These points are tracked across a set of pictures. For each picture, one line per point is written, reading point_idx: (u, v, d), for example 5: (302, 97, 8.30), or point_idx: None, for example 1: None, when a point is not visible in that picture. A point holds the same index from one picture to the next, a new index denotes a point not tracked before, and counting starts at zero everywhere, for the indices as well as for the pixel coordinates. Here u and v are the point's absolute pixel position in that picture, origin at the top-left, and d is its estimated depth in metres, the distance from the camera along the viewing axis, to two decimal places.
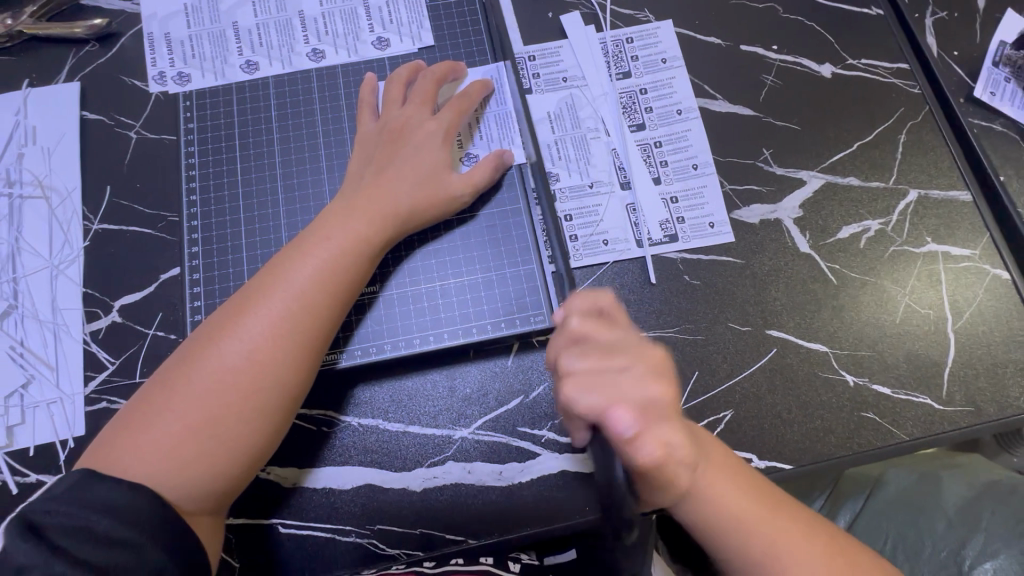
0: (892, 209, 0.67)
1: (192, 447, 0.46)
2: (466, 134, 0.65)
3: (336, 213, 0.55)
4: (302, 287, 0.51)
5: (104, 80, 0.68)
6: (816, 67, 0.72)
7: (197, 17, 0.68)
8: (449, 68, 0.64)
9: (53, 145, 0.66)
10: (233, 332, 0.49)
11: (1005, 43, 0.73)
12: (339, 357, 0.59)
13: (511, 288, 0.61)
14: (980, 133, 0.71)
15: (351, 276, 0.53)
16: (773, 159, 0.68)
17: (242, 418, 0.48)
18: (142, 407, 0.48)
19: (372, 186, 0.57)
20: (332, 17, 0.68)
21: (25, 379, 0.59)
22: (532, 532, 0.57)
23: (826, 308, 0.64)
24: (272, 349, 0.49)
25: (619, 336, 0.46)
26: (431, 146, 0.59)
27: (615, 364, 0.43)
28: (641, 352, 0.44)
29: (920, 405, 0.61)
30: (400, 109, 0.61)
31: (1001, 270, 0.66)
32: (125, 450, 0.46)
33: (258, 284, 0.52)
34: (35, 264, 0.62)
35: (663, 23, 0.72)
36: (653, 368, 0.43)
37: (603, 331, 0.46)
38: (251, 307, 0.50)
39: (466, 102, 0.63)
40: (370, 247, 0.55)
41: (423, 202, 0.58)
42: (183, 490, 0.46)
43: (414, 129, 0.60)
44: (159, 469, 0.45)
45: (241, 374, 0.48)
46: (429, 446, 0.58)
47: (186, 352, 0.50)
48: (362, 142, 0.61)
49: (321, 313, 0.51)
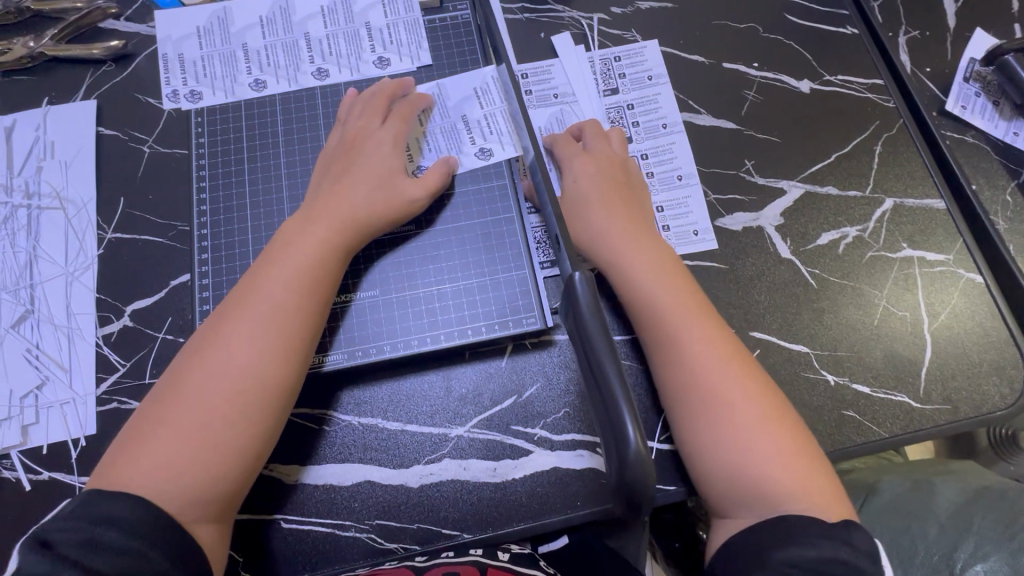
0: (869, 217, 0.70)
1: (187, 455, 0.49)
2: (457, 137, 0.68)
3: (298, 223, 0.58)
4: (270, 292, 0.54)
5: (119, 98, 0.71)
6: (794, 83, 0.75)
7: (209, 38, 0.72)
8: (398, 86, 0.67)
9: (70, 158, 0.69)
10: (213, 346, 0.52)
11: (975, 59, 0.77)
12: (325, 360, 0.62)
13: (504, 292, 0.64)
14: (953, 145, 0.74)
15: (321, 278, 0.56)
16: (755, 170, 0.72)
17: (229, 423, 0.50)
18: (135, 431, 0.50)
19: (328, 196, 0.60)
20: (336, 39, 0.72)
21: (39, 380, 0.62)
22: (526, 527, 0.59)
23: (807, 311, 0.67)
24: (253, 353, 0.52)
25: (604, 146, 0.68)
26: (381, 153, 0.62)
27: (585, 154, 0.67)
28: (609, 158, 0.66)
29: (900, 403, 0.64)
30: (351, 125, 0.65)
31: (975, 274, 0.68)
32: (123, 471, 0.48)
33: (233, 299, 0.54)
34: (51, 271, 0.66)
35: (649, 43, 0.76)
36: (604, 158, 0.66)
37: (591, 138, 0.68)
38: (228, 321, 0.53)
39: (406, 108, 0.66)
40: (335, 252, 0.57)
41: (380, 206, 0.60)
42: (183, 500, 0.48)
43: (365, 139, 0.63)
44: (157, 484, 0.47)
45: (223, 383, 0.51)
46: (425, 444, 0.61)
47: (173, 373, 0.52)
48: (323, 157, 0.64)
49: (293, 313, 0.54)
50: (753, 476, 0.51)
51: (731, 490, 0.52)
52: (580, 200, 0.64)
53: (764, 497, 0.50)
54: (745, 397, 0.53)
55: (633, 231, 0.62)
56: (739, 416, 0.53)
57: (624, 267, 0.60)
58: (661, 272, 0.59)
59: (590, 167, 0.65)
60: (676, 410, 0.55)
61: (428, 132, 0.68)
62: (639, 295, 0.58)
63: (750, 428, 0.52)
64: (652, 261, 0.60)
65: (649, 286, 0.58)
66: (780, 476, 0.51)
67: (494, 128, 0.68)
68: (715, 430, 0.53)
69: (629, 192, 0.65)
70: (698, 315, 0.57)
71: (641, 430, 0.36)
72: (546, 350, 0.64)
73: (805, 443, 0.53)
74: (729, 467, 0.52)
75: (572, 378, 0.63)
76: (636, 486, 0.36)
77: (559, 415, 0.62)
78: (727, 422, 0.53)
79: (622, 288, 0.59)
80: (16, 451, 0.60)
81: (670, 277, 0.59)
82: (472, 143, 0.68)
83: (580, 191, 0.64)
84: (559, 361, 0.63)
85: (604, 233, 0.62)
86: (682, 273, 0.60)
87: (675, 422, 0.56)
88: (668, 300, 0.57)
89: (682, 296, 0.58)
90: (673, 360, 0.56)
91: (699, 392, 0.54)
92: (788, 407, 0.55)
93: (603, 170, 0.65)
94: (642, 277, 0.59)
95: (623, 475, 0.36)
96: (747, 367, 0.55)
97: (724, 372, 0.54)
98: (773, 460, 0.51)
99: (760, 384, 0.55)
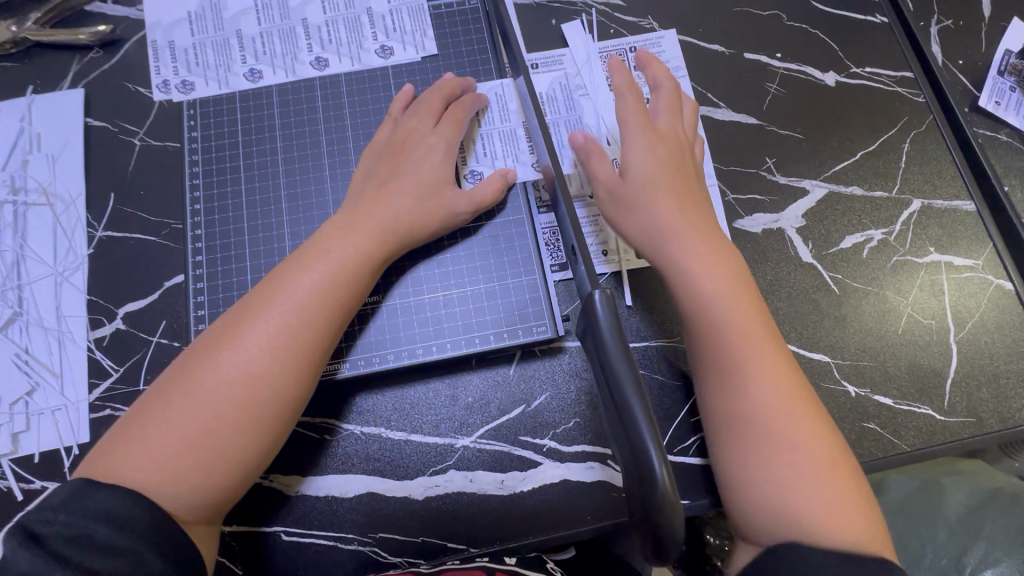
0: (896, 219, 0.67)
1: (192, 457, 0.46)
2: (514, 144, 0.64)
3: (335, 226, 0.55)
4: (299, 300, 0.51)
5: (109, 87, 0.68)
6: (819, 75, 0.71)
7: (200, 24, 0.68)
8: (458, 84, 0.64)
9: (57, 152, 0.66)
10: (231, 345, 0.49)
11: (1010, 51, 0.73)
12: (341, 366, 0.59)
13: (514, 298, 0.62)
14: (984, 142, 0.71)
15: (350, 288, 0.53)
16: (776, 168, 0.68)
17: (239, 430, 0.48)
18: (138, 420, 0.47)
19: (369, 201, 0.57)
20: (335, 25, 0.68)
21: (29, 387, 0.60)
22: (534, 542, 0.57)
23: (829, 319, 0.64)
24: (270, 361, 0.49)
25: (663, 125, 0.61)
26: (431, 160, 0.59)
27: (644, 137, 0.59)
28: (667, 136, 0.60)
29: (922, 415, 0.61)
30: (402, 124, 0.61)
31: (1004, 281, 0.66)
32: (123, 460, 0.46)
33: (257, 294, 0.52)
34: (40, 271, 0.63)
35: (667, 32, 0.71)
36: (661, 143, 0.59)
37: (660, 103, 0.62)
38: (251, 319, 0.50)
39: (460, 109, 0.62)
40: (370, 261, 0.55)
41: (421, 218, 0.57)
42: (182, 501, 0.46)
43: (417, 141, 0.60)
44: (156, 480, 0.45)
45: (237, 387, 0.48)
46: (430, 455, 0.59)
47: (183, 364, 0.50)
48: (368, 155, 0.61)
49: (318, 323, 0.51)
50: (804, 509, 0.46)
51: (767, 526, 0.47)
52: (624, 193, 0.58)
53: (801, 533, 0.45)
54: (794, 407, 0.49)
55: (695, 234, 0.55)
56: (789, 446, 0.47)
57: (680, 257, 0.53)
58: (726, 277, 0.53)
59: (651, 148, 0.58)
60: (720, 430, 0.51)
61: (482, 134, 0.64)
62: (701, 302, 0.52)
63: (800, 458, 0.47)
64: (716, 263, 0.53)
65: (709, 283, 0.52)
66: (821, 510, 0.45)
67: (507, 124, 0.64)
68: (765, 447, 0.48)
69: (691, 183, 0.58)
70: (761, 329, 0.51)
71: (666, 462, 0.33)
72: (557, 358, 0.61)
73: (862, 483, 0.48)
74: (767, 499, 0.47)
75: (583, 388, 0.61)
76: (658, 517, 0.33)
77: (569, 426, 0.60)
78: (784, 441, 0.48)
79: (677, 283, 0.53)
80: (6, 459, 0.57)
81: (733, 276, 0.53)
82: (529, 151, 0.64)
83: (634, 174, 0.58)
84: (569, 369, 0.61)
85: (659, 231, 0.55)
86: (744, 274, 0.54)
87: (721, 437, 0.51)
88: (737, 313, 0.51)
89: (750, 315, 0.52)
90: (735, 382, 0.50)
91: (754, 421, 0.49)
92: (848, 453, 0.49)
93: (664, 141, 0.59)
94: (710, 285, 0.52)
95: (642, 503, 0.33)
96: (807, 397, 0.50)
97: (782, 391, 0.49)
98: (818, 491, 0.46)
99: (827, 417, 0.50)
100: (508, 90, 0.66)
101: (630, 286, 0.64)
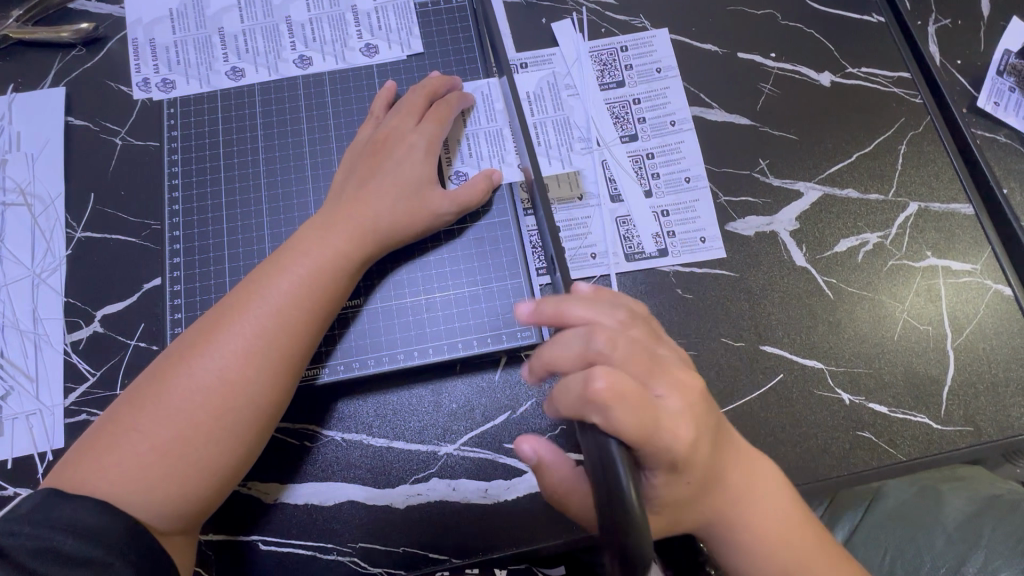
0: (892, 222, 0.66)
1: (163, 466, 0.45)
2: (501, 144, 0.63)
3: (314, 228, 0.54)
4: (276, 304, 0.50)
5: (90, 86, 0.67)
6: (814, 76, 0.70)
7: (183, 22, 0.67)
8: (441, 82, 0.62)
9: (37, 151, 0.65)
10: (204, 350, 0.48)
11: (1010, 51, 0.72)
12: (321, 372, 0.58)
13: (499, 301, 0.60)
14: (983, 144, 0.69)
15: (328, 292, 0.52)
16: (770, 169, 0.67)
17: (212, 438, 0.46)
18: (109, 427, 0.46)
19: (350, 202, 0.55)
20: (319, 23, 0.67)
21: (3, 391, 0.58)
22: (518, 553, 0.56)
23: (822, 324, 0.62)
24: (245, 367, 0.48)
25: (670, 409, 0.42)
26: (413, 160, 0.58)
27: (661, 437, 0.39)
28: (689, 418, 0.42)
29: (918, 424, 0.60)
30: (385, 123, 0.60)
31: (1003, 286, 0.64)
32: (92, 469, 0.44)
33: (233, 298, 0.50)
34: (16, 273, 0.62)
35: (659, 31, 0.70)
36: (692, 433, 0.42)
37: (648, 367, 0.43)
38: (225, 323, 0.49)
39: (444, 109, 0.61)
40: (350, 263, 0.53)
41: (403, 219, 0.56)
42: (153, 511, 0.44)
43: (399, 141, 0.59)
44: (126, 489, 0.44)
45: (211, 395, 0.47)
46: (412, 463, 0.57)
47: (155, 370, 0.48)
48: (349, 155, 0.60)
49: (296, 328, 0.50)
50: None
51: None
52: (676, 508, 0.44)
53: None
54: None
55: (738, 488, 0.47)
56: None
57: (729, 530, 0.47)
58: (773, 518, 0.47)
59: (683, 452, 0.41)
60: None
61: (467, 134, 0.63)
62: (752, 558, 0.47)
63: None
64: (761, 508, 0.47)
65: (759, 534, 0.47)
66: None
67: (494, 124, 0.63)
68: None
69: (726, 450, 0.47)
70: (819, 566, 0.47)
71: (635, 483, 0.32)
72: None
73: None
74: None
75: None
76: (627, 526, 0.30)
77: (555, 433, 0.58)
78: None
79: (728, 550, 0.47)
80: None
81: (779, 511, 0.48)
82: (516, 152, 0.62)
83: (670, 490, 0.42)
84: None
85: (707, 510, 0.47)
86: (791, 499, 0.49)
87: None
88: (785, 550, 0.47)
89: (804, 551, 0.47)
90: None
91: None
92: None
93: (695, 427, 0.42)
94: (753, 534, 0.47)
95: (609, 510, 0.31)
96: None
97: None
98: None
99: None
100: (496, 89, 0.64)
101: (618, 289, 0.63)
